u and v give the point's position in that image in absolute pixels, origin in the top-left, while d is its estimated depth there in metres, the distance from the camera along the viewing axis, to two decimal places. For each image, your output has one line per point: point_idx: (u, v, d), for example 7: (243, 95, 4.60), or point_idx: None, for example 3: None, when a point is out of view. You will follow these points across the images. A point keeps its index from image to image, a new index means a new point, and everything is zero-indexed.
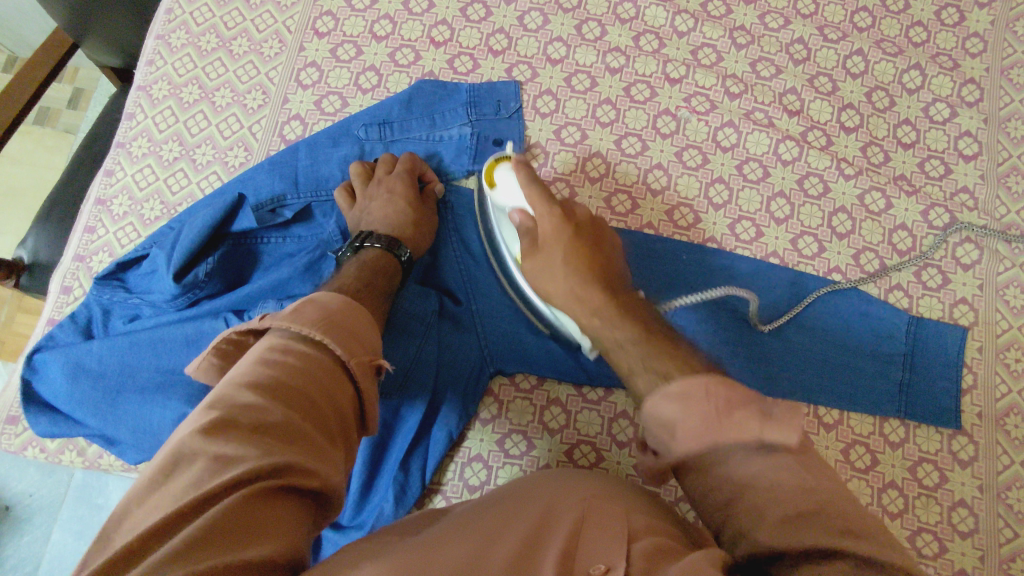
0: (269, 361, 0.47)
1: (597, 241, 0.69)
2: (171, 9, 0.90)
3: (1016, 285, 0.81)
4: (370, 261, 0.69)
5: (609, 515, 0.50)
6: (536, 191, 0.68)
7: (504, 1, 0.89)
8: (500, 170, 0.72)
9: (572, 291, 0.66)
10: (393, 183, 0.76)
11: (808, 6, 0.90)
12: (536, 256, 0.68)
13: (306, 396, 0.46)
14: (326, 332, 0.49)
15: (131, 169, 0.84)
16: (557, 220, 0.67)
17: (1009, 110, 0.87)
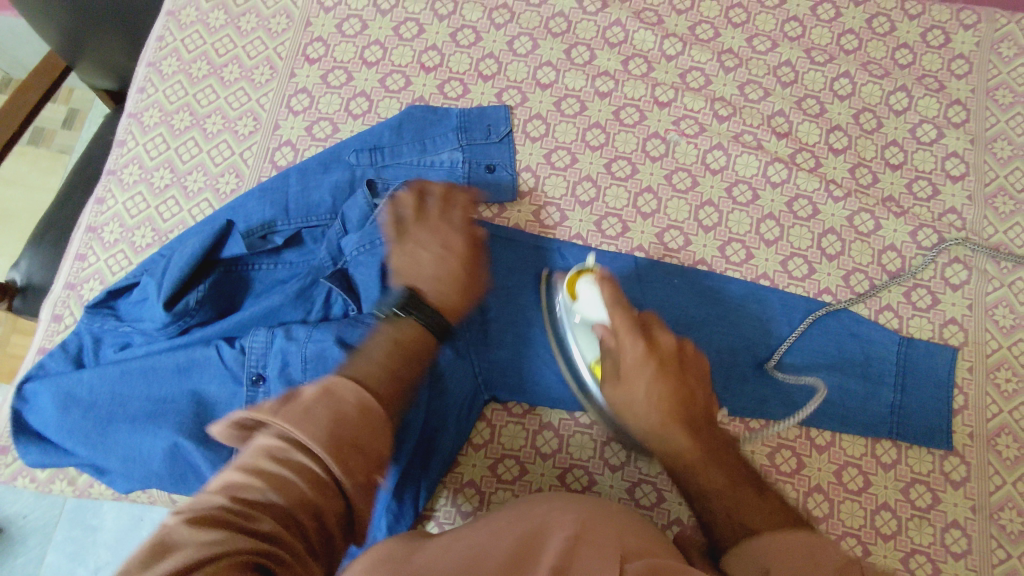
0: (266, 470, 0.40)
1: (683, 379, 0.64)
2: (162, 37, 0.90)
3: (1005, 304, 0.81)
4: (414, 320, 0.66)
5: (602, 538, 0.50)
6: (623, 320, 0.66)
7: (493, 26, 0.90)
8: (584, 284, 0.69)
9: (654, 425, 0.63)
10: (452, 234, 0.75)
11: (795, 29, 0.91)
12: (619, 385, 0.65)
13: (302, 517, 0.39)
14: (332, 447, 0.41)
15: (122, 196, 0.84)
16: (640, 353, 0.64)
17: (995, 130, 0.87)
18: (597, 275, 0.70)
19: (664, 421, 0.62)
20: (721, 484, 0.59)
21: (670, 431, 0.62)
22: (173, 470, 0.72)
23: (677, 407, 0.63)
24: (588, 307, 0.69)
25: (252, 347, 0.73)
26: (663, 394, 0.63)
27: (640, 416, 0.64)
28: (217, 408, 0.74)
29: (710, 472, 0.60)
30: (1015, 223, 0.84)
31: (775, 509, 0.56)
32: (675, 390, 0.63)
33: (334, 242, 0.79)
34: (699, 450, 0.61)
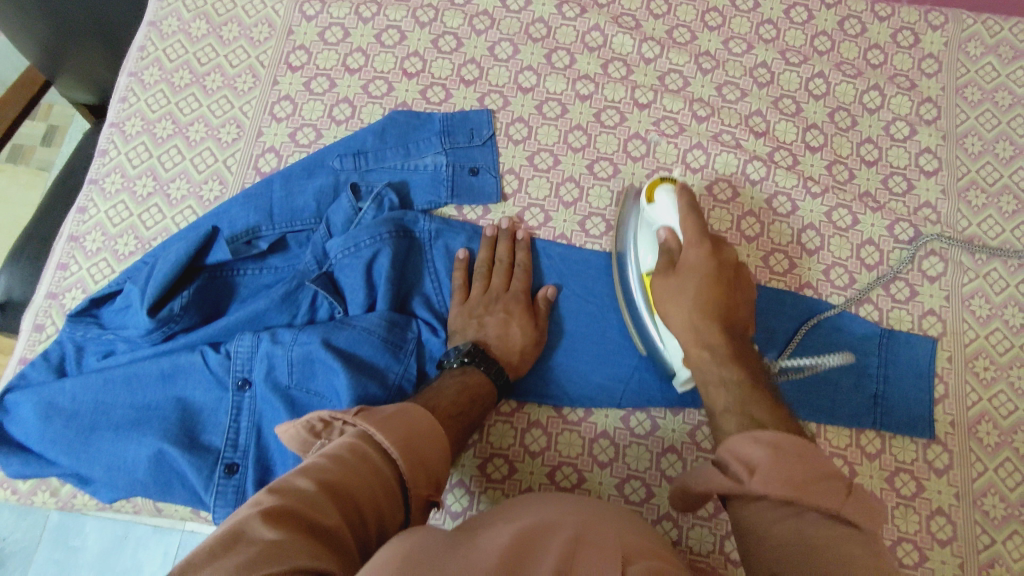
0: (342, 462, 0.52)
1: (733, 300, 0.69)
2: (144, 47, 0.91)
3: (980, 295, 0.83)
4: (474, 387, 0.70)
5: (604, 538, 0.52)
6: (693, 230, 0.69)
7: (475, 33, 0.91)
8: (661, 191, 0.73)
9: (693, 325, 0.67)
10: (510, 302, 0.77)
11: (769, 32, 0.93)
12: (671, 277, 0.70)
13: (363, 502, 0.50)
14: (408, 447, 0.56)
15: (104, 205, 0.83)
16: (703, 256, 0.69)
17: (965, 127, 0.90)
18: (676, 185, 0.73)
19: (705, 296, 0.67)
20: (740, 378, 0.64)
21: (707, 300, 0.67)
22: (158, 477, 0.71)
23: (719, 305, 0.67)
24: (663, 215, 0.72)
25: (238, 351, 0.73)
26: (711, 286, 0.68)
27: (681, 321, 0.68)
28: (204, 413, 0.73)
29: (736, 367, 0.65)
30: (987, 215, 0.86)
31: (792, 425, 0.59)
32: (722, 295, 0.68)
33: (318, 246, 0.79)
34: (727, 343, 0.66)
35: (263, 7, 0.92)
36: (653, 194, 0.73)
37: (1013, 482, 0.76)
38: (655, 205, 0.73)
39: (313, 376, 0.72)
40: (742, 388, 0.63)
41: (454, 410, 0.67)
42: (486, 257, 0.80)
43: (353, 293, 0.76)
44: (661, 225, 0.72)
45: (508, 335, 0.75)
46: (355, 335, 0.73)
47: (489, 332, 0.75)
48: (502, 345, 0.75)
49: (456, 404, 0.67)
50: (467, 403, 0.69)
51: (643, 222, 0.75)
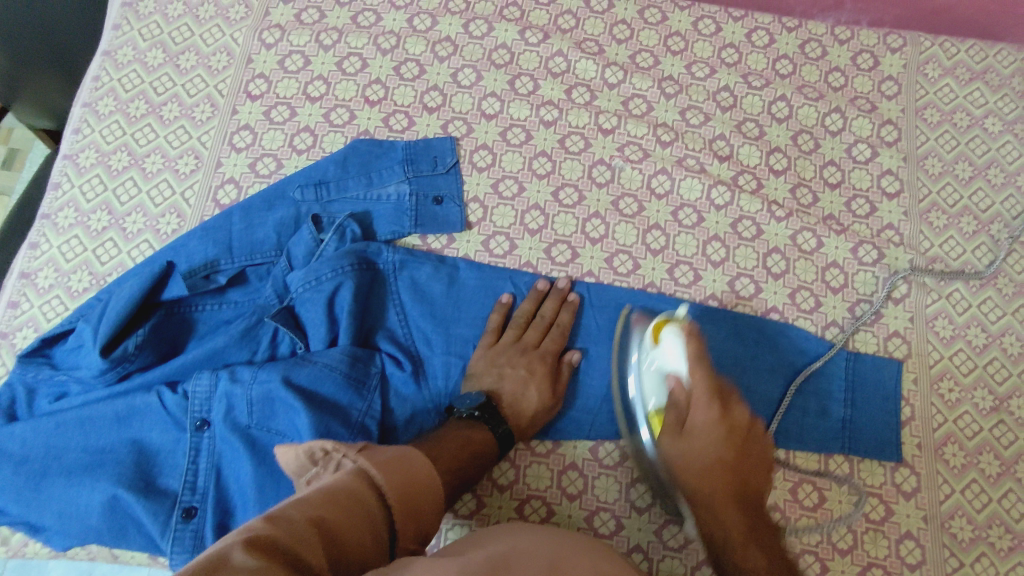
0: (337, 499, 0.50)
1: (743, 447, 0.64)
2: (98, 76, 0.89)
3: (944, 316, 0.83)
4: (476, 443, 0.68)
5: (578, 573, 0.52)
6: (701, 380, 0.64)
7: (437, 59, 0.90)
8: (671, 334, 0.68)
9: (700, 472, 0.63)
10: (534, 361, 0.75)
11: (731, 56, 0.94)
12: (680, 441, 0.64)
13: (349, 545, 0.49)
14: (404, 499, 0.55)
15: (57, 241, 0.81)
16: (713, 418, 0.63)
17: (926, 148, 0.91)
18: (684, 326, 0.68)
19: (710, 474, 0.63)
20: (740, 530, 0.61)
21: (710, 496, 0.62)
22: (113, 524, 0.69)
23: (729, 481, 0.63)
24: (673, 361, 0.67)
25: (196, 391, 0.71)
26: (719, 466, 0.63)
27: (687, 471, 0.63)
28: (160, 456, 0.71)
29: (730, 512, 0.62)
30: (948, 236, 0.87)
31: (782, 571, 0.58)
32: (733, 460, 0.63)
33: (279, 279, 0.77)
34: (729, 497, 0.63)
35: (221, 35, 0.91)
36: (662, 336, 0.69)
37: (980, 503, 0.76)
38: (665, 348, 0.68)
39: (273, 415, 0.70)
40: (732, 540, 0.61)
41: (454, 465, 0.66)
42: (530, 309, 0.79)
43: (314, 328, 0.74)
44: (669, 369, 0.67)
45: (524, 396, 0.74)
46: (316, 372, 0.72)
47: (504, 389, 0.74)
48: (513, 402, 0.73)
49: (456, 458, 0.66)
50: (468, 460, 0.67)
51: (648, 356, 0.70)
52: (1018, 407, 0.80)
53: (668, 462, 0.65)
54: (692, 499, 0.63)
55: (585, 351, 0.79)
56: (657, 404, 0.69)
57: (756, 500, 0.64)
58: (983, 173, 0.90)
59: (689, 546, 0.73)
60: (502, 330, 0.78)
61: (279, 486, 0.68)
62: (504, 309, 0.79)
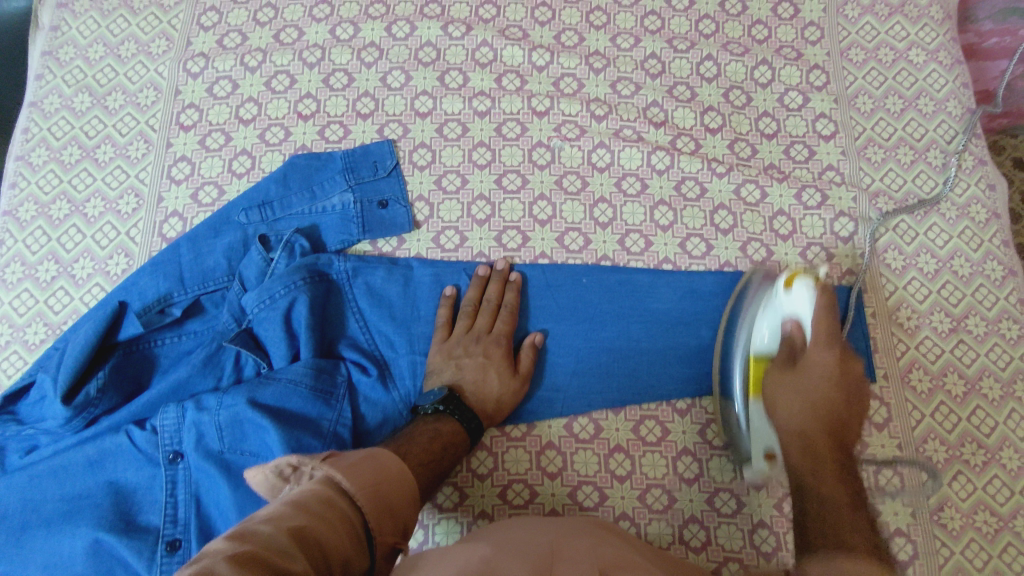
0: (307, 506, 0.50)
1: (847, 399, 0.64)
2: (27, 129, 0.89)
3: (893, 249, 0.85)
4: (445, 435, 0.69)
5: (577, 553, 0.55)
6: (824, 330, 0.66)
7: (364, 65, 0.91)
8: (800, 281, 0.70)
9: (804, 427, 0.64)
10: (491, 346, 0.76)
11: (654, 23, 0.95)
12: (789, 371, 0.68)
13: (330, 547, 0.48)
14: (374, 499, 0.55)
15: (7, 297, 0.81)
16: (831, 359, 0.65)
17: (855, 87, 0.92)
18: (818, 280, 0.70)
19: (815, 430, 0.63)
20: (838, 496, 0.57)
21: (812, 442, 0.63)
22: (99, 568, 0.68)
23: (828, 421, 0.63)
24: (797, 306, 0.70)
25: (164, 425, 0.71)
26: (824, 405, 0.64)
27: (792, 417, 0.65)
28: (139, 493, 0.71)
29: (835, 487, 0.58)
30: (887, 169, 0.88)
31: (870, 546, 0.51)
32: (836, 403, 0.64)
33: (234, 303, 0.77)
34: (833, 467, 0.60)
35: (146, 70, 0.91)
36: (791, 282, 0.71)
37: (950, 423, 0.78)
38: (793, 295, 0.70)
39: (244, 437, 0.70)
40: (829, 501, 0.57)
41: (426, 458, 0.66)
42: (475, 296, 0.80)
43: (275, 345, 0.75)
44: (788, 314, 0.70)
45: (485, 382, 0.75)
46: (282, 388, 0.72)
47: (464, 379, 0.75)
48: (477, 391, 0.74)
49: (427, 453, 0.67)
50: (439, 453, 0.68)
51: (772, 304, 0.73)
52: (975, 325, 0.81)
53: (775, 393, 0.68)
54: (789, 442, 0.65)
55: (545, 332, 0.80)
56: (767, 345, 0.72)
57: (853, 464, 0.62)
58: (913, 104, 0.91)
59: (673, 506, 0.75)
60: (452, 321, 0.79)
61: (260, 505, 0.68)
62: (452, 301, 0.80)
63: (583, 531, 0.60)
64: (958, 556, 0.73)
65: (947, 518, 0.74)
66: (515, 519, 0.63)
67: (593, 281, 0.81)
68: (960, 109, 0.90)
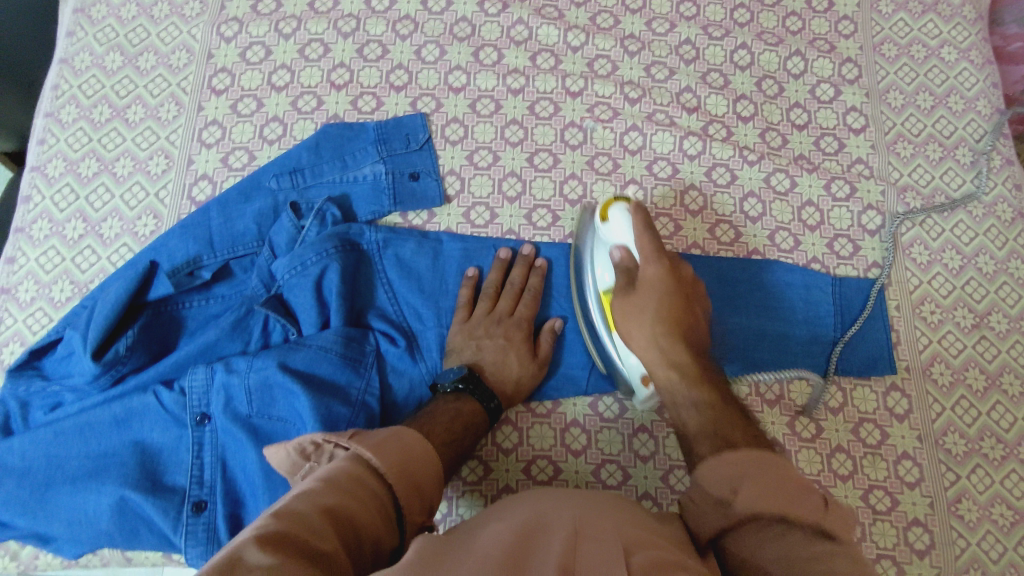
0: (333, 485, 0.49)
1: (692, 308, 0.69)
2: (57, 85, 0.88)
3: (919, 243, 0.85)
4: (466, 416, 0.70)
5: (605, 527, 0.53)
6: (649, 246, 0.68)
7: (399, 38, 0.90)
8: (616, 210, 0.72)
9: (661, 343, 0.67)
10: (512, 329, 0.77)
11: (689, 9, 0.95)
12: (629, 296, 0.69)
13: (358, 524, 0.48)
14: (402, 478, 0.54)
15: (34, 253, 0.80)
16: (662, 271, 0.68)
17: (886, 82, 0.93)
18: (631, 204, 0.72)
19: (673, 344, 0.67)
20: (710, 400, 0.63)
21: (674, 358, 0.66)
22: (123, 526, 0.68)
23: (681, 332, 0.67)
24: (619, 234, 0.71)
25: (192, 386, 0.71)
26: (672, 317, 0.67)
27: (648, 347, 0.67)
28: (164, 454, 0.70)
29: (707, 394, 0.63)
30: (916, 165, 0.89)
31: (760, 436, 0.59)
32: (681, 311, 0.67)
33: (263, 269, 0.77)
34: (697, 373, 0.65)
35: (179, 32, 0.90)
36: (608, 213, 0.73)
37: (970, 418, 0.78)
38: (611, 224, 0.72)
39: (273, 401, 0.70)
40: (711, 414, 0.62)
41: (447, 437, 0.67)
42: (498, 279, 0.79)
43: (305, 312, 0.74)
44: (614, 244, 0.71)
45: (506, 364, 0.75)
46: (312, 355, 0.72)
47: (484, 360, 0.75)
48: (496, 372, 0.74)
49: (449, 433, 0.67)
50: (459, 433, 0.68)
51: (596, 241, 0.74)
52: (998, 321, 0.82)
53: (623, 316, 0.69)
54: (655, 369, 0.67)
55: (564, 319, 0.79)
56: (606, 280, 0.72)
57: (714, 371, 0.67)
58: (943, 102, 0.92)
59: None
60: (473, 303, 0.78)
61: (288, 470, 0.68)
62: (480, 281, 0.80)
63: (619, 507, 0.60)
64: (974, 548, 0.74)
65: (964, 510, 0.75)
66: (541, 493, 0.63)
67: None
68: (989, 109, 0.91)
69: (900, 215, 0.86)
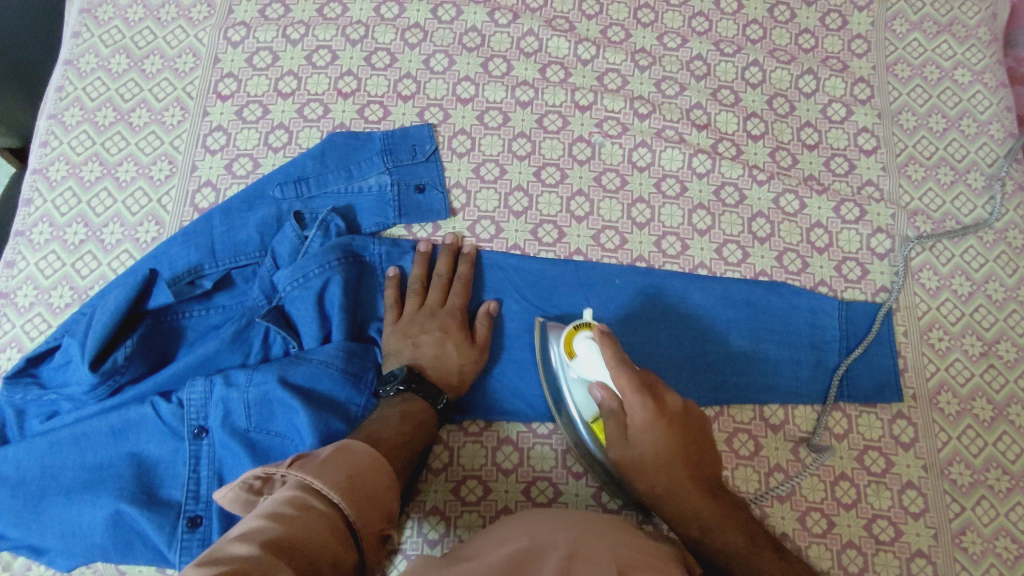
0: (280, 513, 0.47)
1: (689, 435, 0.66)
2: (61, 87, 0.87)
3: (929, 269, 0.84)
4: (415, 414, 0.68)
5: (587, 553, 0.52)
6: (626, 381, 0.64)
7: (408, 46, 0.89)
8: (581, 341, 0.69)
9: (670, 484, 0.65)
10: (446, 320, 0.76)
11: (701, 24, 0.94)
12: (625, 444, 0.66)
13: (311, 549, 0.45)
14: (348, 493, 0.52)
15: (34, 258, 0.79)
16: (650, 417, 0.64)
17: (899, 103, 0.92)
18: (595, 330, 0.68)
19: (680, 485, 0.65)
20: (741, 547, 0.63)
21: (683, 493, 0.65)
22: (118, 540, 0.67)
23: (688, 464, 0.65)
24: (591, 368, 0.68)
25: (191, 399, 0.70)
26: (671, 460, 0.65)
27: (653, 470, 0.65)
28: (160, 467, 0.70)
29: (730, 535, 0.63)
30: (927, 188, 0.88)
31: (799, 574, 0.61)
32: (681, 448, 0.65)
33: (265, 279, 0.76)
34: (712, 509, 0.64)
35: (186, 36, 0.89)
36: (573, 345, 0.69)
37: (976, 448, 0.78)
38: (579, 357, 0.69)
39: (272, 416, 0.69)
40: (739, 561, 0.62)
41: (399, 440, 0.65)
42: (422, 273, 0.79)
43: (306, 325, 0.73)
44: (590, 381, 0.68)
45: (443, 357, 0.74)
46: (313, 369, 0.71)
47: (422, 355, 0.74)
48: (437, 365, 0.73)
49: (400, 433, 0.65)
50: (410, 431, 0.67)
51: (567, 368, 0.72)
52: (1006, 350, 0.81)
53: (625, 467, 0.67)
54: (668, 510, 0.66)
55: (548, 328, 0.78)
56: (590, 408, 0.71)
57: (728, 495, 0.66)
58: (956, 124, 0.91)
59: None
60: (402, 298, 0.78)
61: None
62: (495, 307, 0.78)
63: (595, 528, 0.58)
64: None
65: (969, 542, 0.74)
66: (501, 524, 0.61)
67: (627, 282, 0.81)
68: (1002, 133, 0.90)
69: (909, 239, 0.85)
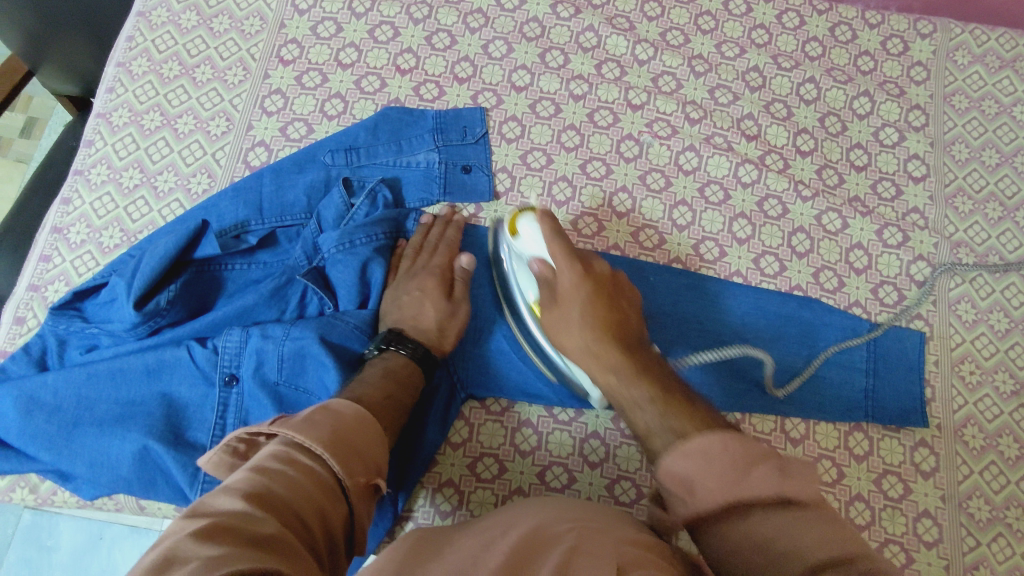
0: (266, 470, 0.47)
1: (615, 299, 0.67)
2: (132, 37, 0.90)
3: (967, 301, 0.83)
4: (398, 372, 0.68)
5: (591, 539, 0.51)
6: (560, 253, 0.67)
7: (469, 30, 0.91)
8: (524, 222, 0.71)
9: (590, 346, 0.64)
10: (426, 278, 0.75)
11: (761, 36, 0.94)
12: (554, 309, 0.67)
13: (297, 506, 0.46)
14: (335, 449, 0.52)
15: (89, 198, 0.82)
16: (577, 279, 0.66)
17: (953, 134, 0.91)
18: (538, 212, 0.71)
19: (604, 348, 0.63)
20: (648, 396, 0.57)
21: (604, 353, 0.63)
22: (143, 474, 0.69)
23: (617, 332, 0.64)
24: (530, 246, 0.70)
25: (226, 346, 0.72)
26: (598, 315, 0.65)
27: (575, 341, 0.65)
28: (189, 410, 0.72)
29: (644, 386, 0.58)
30: (974, 221, 0.87)
31: (707, 414, 0.53)
32: (607, 313, 0.65)
33: (308, 241, 0.78)
34: (633, 367, 0.61)
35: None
36: (517, 227, 0.72)
37: (997, 485, 0.77)
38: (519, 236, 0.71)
39: (304, 372, 0.71)
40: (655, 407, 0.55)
41: (381, 396, 0.64)
42: (419, 239, 0.79)
43: (345, 289, 0.75)
44: (530, 258, 0.70)
45: (421, 315, 0.73)
46: (347, 331, 0.73)
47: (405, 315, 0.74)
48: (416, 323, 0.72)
49: (383, 389, 0.64)
50: (393, 387, 0.66)
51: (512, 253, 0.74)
52: None
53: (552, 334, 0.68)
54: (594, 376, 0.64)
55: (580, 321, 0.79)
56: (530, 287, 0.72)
57: (654, 357, 0.63)
58: (1010, 160, 0.90)
59: None
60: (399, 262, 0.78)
61: None
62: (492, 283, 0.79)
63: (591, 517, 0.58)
64: None
65: None
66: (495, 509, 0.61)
67: (661, 281, 0.81)
68: None
69: (950, 267, 0.84)
